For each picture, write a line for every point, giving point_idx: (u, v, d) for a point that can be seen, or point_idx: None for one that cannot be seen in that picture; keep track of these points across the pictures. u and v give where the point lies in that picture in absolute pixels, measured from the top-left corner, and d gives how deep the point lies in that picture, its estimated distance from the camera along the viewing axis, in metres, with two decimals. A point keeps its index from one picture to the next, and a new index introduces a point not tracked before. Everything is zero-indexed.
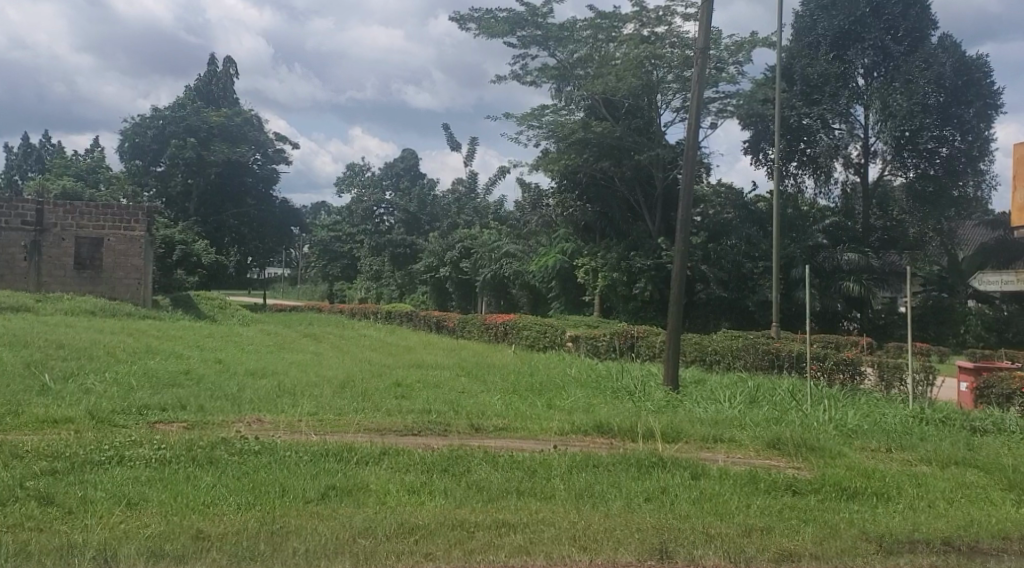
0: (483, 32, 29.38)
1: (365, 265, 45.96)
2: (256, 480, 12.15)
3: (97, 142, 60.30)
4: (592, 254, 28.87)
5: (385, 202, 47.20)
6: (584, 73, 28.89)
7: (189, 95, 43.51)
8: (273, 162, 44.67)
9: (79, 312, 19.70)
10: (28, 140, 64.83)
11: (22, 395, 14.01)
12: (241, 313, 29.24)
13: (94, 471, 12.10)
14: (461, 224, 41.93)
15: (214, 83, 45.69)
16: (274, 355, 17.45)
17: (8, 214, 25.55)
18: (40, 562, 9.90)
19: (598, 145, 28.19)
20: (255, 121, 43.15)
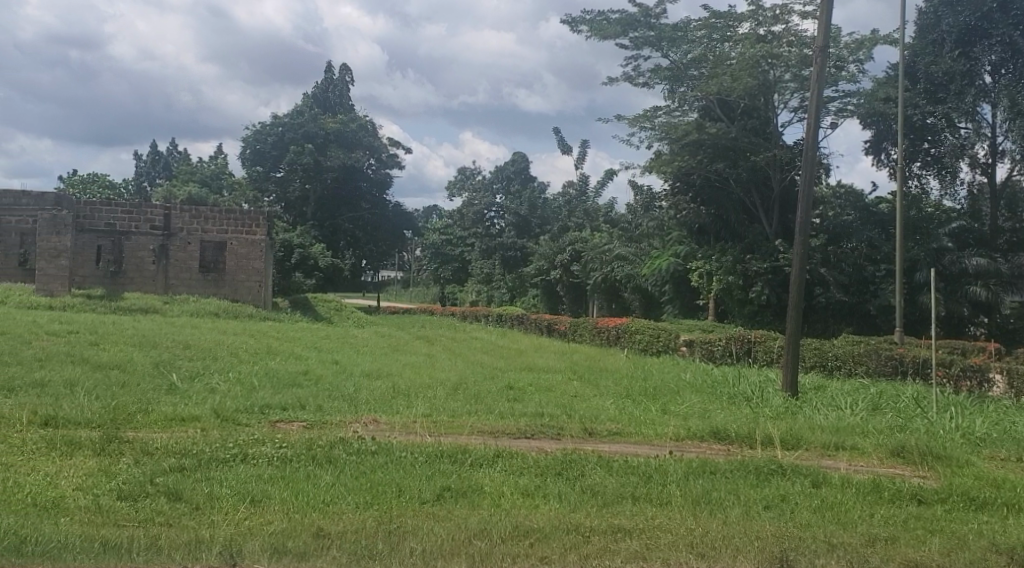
0: (594, 34, 29.38)
1: (475, 268, 46.05)
2: (373, 480, 12.36)
3: (219, 150, 62.38)
4: (705, 257, 28.55)
5: (495, 205, 47.54)
6: (698, 73, 28.66)
7: (306, 102, 44.56)
8: (386, 167, 45.31)
9: (207, 314, 20.33)
10: (154, 148, 67.63)
11: (151, 394, 14.52)
12: (356, 316, 29.74)
13: (219, 469, 12.48)
14: (571, 226, 41.77)
15: (330, 91, 46.74)
16: (388, 358, 17.65)
17: (138, 220, 26.50)
18: (169, 555, 10.13)
19: (713, 146, 27.85)
20: (370, 127, 43.87)
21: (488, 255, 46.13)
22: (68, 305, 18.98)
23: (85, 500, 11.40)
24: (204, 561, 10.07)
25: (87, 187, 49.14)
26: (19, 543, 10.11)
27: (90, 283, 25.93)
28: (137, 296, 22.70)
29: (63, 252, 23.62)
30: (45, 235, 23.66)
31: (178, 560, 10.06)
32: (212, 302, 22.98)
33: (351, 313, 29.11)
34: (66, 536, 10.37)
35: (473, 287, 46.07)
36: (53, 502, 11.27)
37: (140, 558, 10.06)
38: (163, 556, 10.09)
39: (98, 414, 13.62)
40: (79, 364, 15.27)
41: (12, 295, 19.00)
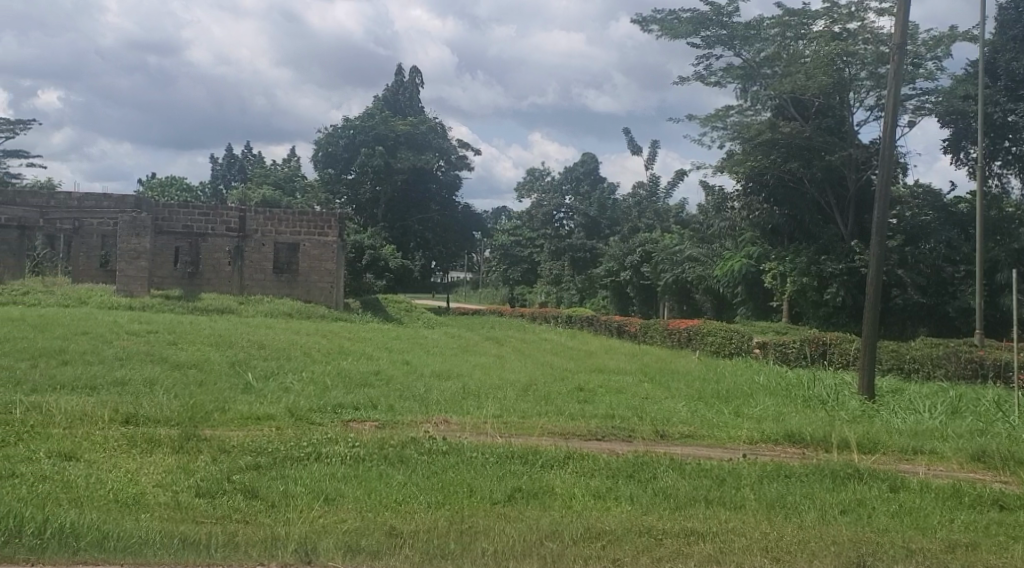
0: (666, 34, 29.26)
1: (545, 269, 46.28)
2: (444, 480, 12.42)
3: (292, 153, 63.32)
4: (779, 259, 27.79)
5: (565, 207, 47.50)
6: (772, 72, 28.39)
7: (377, 105, 45.03)
8: (454, 169, 45.69)
9: (282, 314, 20.65)
10: (229, 151, 68.97)
11: (228, 393, 14.79)
12: (426, 316, 29.92)
13: (294, 467, 12.66)
14: (641, 227, 41.50)
15: (401, 93, 47.14)
16: (458, 358, 17.73)
17: (215, 221, 26.98)
18: (246, 551, 10.17)
19: (787, 145, 27.47)
20: (439, 129, 44.15)
21: (558, 256, 46.16)
22: (148, 305, 19.41)
23: (164, 497, 11.60)
24: (280, 558, 10.13)
25: (164, 190, 50.29)
26: (101, 537, 10.18)
27: (169, 284, 26.59)
28: (215, 297, 23.12)
29: (142, 254, 24.17)
30: (126, 237, 24.25)
31: (255, 556, 10.10)
32: (287, 302, 23.30)
33: (422, 313, 29.35)
34: (147, 532, 10.46)
35: (543, 289, 46.15)
36: (134, 497, 11.48)
37: (218, 554, 10.09)
38: (240, 552, 10.15)
39: (177, 412, 13.90)
40: (159, 363, 15.61)
41: (94, 295, 19.49)
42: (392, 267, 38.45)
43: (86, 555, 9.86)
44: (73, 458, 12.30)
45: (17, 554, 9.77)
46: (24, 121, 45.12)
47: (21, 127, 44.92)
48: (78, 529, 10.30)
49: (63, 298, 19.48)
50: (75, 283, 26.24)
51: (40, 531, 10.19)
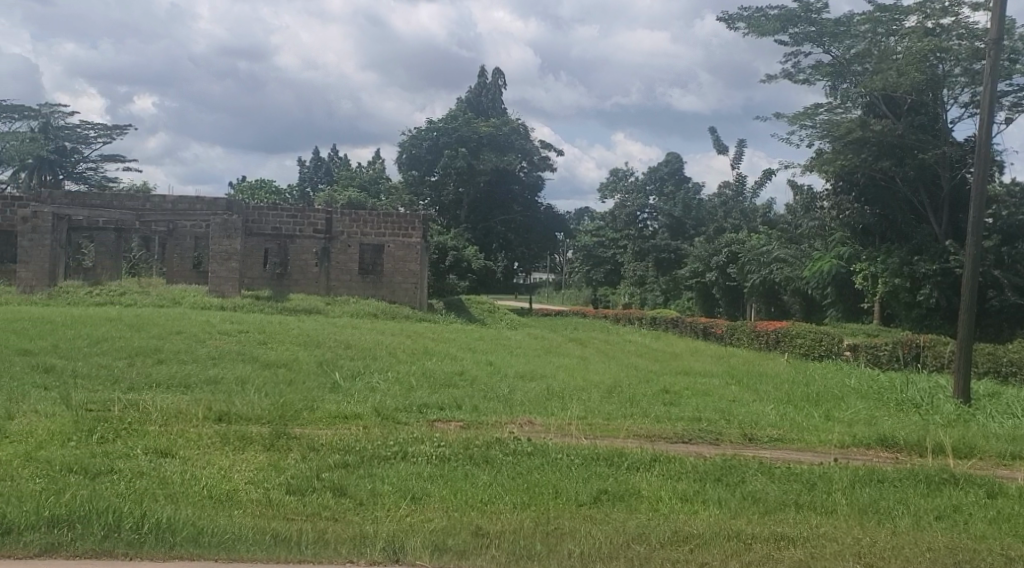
0: (752, 31, 28.90)
1: (628, 270, 45.87)
2: (529, 481, 12.42)
3: (377, 155, 63.99)
4: (871, 258, 27.64)
5: (648, 207, 47.12)
6: (862, 69, 27.87)
7: (460, 107, 45.34)
8: (538, 170, 45.40)
9: (367, 314, 20.92)
10: (316, 154, 70.06)
11: (316, 392, 15.02)
12: (509, 317, 29.99)
13: (381, 466, 12.78)
14: (727, 228, 40.85)
15: (484, 95, 47.36)
16: (542, 359, 17.74)
17: (302, 223, 27.49)
18: (335, 548, 10.25)
19: (878, 144, 26.92)
20: (522, 130, 44.23)
21: (642, 257, 45.68)
22: (238, 306, 19.81)
23: (256, 493, 11.79)
24: (368, 556, 10.15)
25: (254, 193, 51.35)
26: (197, 532, 10.30)
27: (258, 285, 27.21)
28: (305, 297, 23.51)
29: (233, 255, 24.69)
30: (217, 238, 24.78)
31: (345, 552, 10.18)
32: (375, 303, 23.56)
33: (505, 313, 29.49)
34: (240, 528, 10.58)
35: (627, 290, 45.79)
36: (227, 494, 11.67)
37: (309, 551, 10.16)
38: (330, 549, 10.19)
39: (267, 410, 14.15)
40: (249, 362, 15.92)
41: (187, 296, 19.95)
42: (475, 268, 38.75)
43: (182, 550, 9.98)
44: (168, 455, 12.58)
45: (116, 548, 9.93)
46: (119, 127, 46.60)
47: (117, 134, 46.37)
48: (174, 523, 10.43)
49: (158, 299, 20.00)
50: (169, 283, 26.83)
51: (138, 525, 10.34)
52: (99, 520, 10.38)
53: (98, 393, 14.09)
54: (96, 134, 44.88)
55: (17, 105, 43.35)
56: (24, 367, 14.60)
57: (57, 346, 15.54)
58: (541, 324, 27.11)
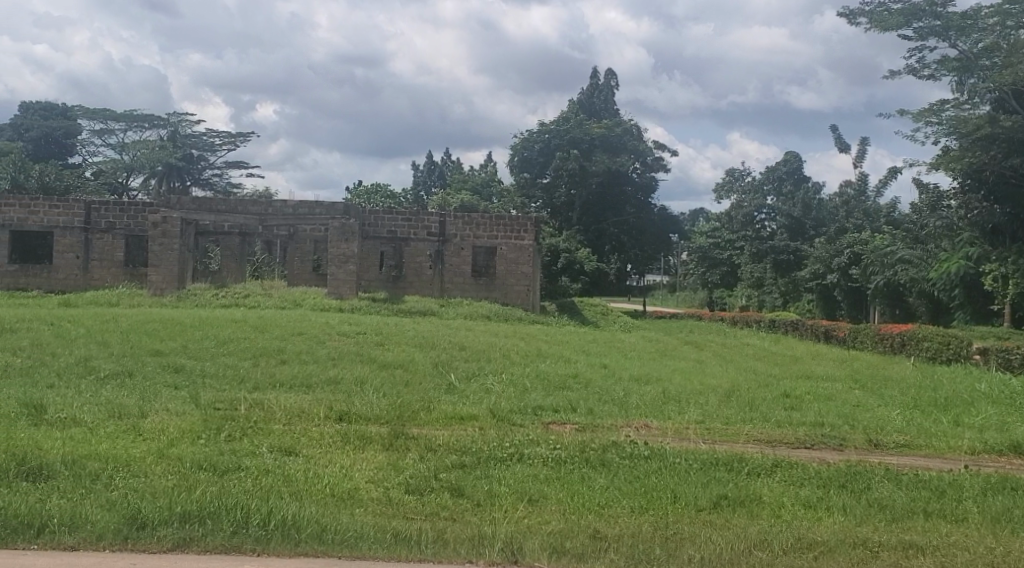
0: (874, 27, 28.23)
1: (745, 272, 44.54)
2: (647, 485, 12.31)
3: (490, 158, 64.38)
4: (1000, 259, 26.65)
5: (766, 207, 45.80)
6: (991, 63, 26.97)
7: (573, 108, 45.40)
8: (651, 171, 44.76)
9: (481, 317, 21.09)
10: (430, 157, 70.89)
11: (432, 393, 15.19)
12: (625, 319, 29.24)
13: (497, 467, 12.85)
14: (849, 228, 39.56)
15: (596, 96, 47.26)
16: (658, 362, 17.60)
17: (417, 226, 27.98)
18: (454, 548, 10.29)
19: (1008, 140, 26.01)
20: (635, 131, 43.93)
21: (760, 258, 44.35)
22: (356, 307, 20.21)
23: (376, 492, 11.96)
24: (487, 557, 10.14)
25: (369, 197, 52.23)
26: (320, 530, 10.46)
27: (375, 287, 27.76)
28: (423, 300, 23.77)
29: (351, 258, 25.13)
30: (336, 242, 25.29)
31: (463, 553, 10.20)
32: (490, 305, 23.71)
33: (621, 315, 29.32)
34: (363, 527, 10.72)
35: (743, 292, 44.56)
36: (349, 493, 11.86)
37: (428, 550, 10.21)
38: (450, 549, 10.24)
39: (386, 410, 14.36)
40: (367, 362, 16.22)
41: (308, 298, 20.43)
42: (588, 271, 38.69)
43: (307, 547, 10.14)
44: (292, 454, 12.88)
45: (244, 543, 10.13)
46: (243, 134, 48.08)
47: (240, 140, 47.82)
48: (299, 521, 10.59)
49: (280, 301, 20.52)
50: (290, 287, 27.44)
51: (265, 521, 10.52)
52: (227, 516, 10.59)
53: (225, 392, 14.51)
54: (221, 141, 46.40)
55: (147, 115, 45.11)
56: (156, 367, 15.14)
57: (186, 346, 16.09)
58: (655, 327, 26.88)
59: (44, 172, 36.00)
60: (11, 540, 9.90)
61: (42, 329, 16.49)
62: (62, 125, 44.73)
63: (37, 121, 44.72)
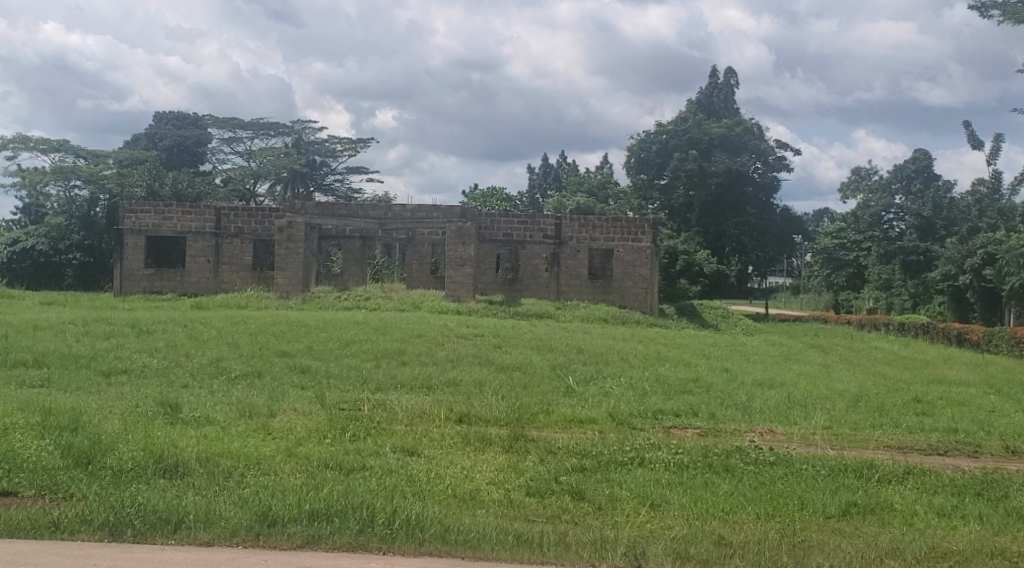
0: (1007, 19, 27.10)
1: (872, 274, 43.41)
2: (773, 492, 12.06)
3: (605, 160, 64.29)
4: None
5: (894, 207, 43.78)
6: None
7: (691, 108, 45.05)
8: (772, 170, 43.71)
9: (598, 319, 21.06)
10: (544, 160, 71.23)
11: (551, 396, 15.20)
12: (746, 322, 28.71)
13: (618, 471, 12.74)
14: (981, 227, 37.94)
15: (716, 95, 46.80)
16: (781, 367, 17.24)
17: (533, 229, 28.13)
18: (577, 552, 10.17)
19: None
20: (757, 130, 43.17)
21: (888, 259, 42.96)
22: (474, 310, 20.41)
23: (498, 494, 11.99)
24: (610, 561, 10.00)
25: (485, 200, 52.64)
26: (443, 530, 10.50)
27: (492, 290, 28.10)
28: (542, 302, 23.86)
29: (468, 261, 25.33)
30: (453, 245, 25.52)
31: (586, 557, 10.08)
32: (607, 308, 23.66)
33: (742, 318, 28.81)
34: (486, 528, 10.72)
35: (870, 294, 43.37)
36: (470, 494, 11.91)
37: (551, 553, 10.11)
38: (572, 552, 10.14)
39: (505, 412, 14.40)
40: (485, 364, 16.35)
41: (427, 300, 20.72)
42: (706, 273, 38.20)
43: (430, 546, 10.19)
44: (414, 454, 13.03)
45: (370, 542, 10.24)
46: (363, 139, 49.04)
47: (361, 146, 48.83)
48: (423, 521, 10.65)
49: (400, 304, 20.84)
50: (409, 289, 27.87)
51: (390, 521, 10.60)
52: (354, 515, 10.73)
53: (350, 392, 14.82)
54: (342, 147, 47.47)
55: (272, 122, 46.45)
56: (283, 367, 15.56)
57: (311, 347, 16.48)
58: (779, 330, 26.29)
59: (177, 179, 37.42)
60: (150, 534, 10.13)
61: (176, 330, 17.13)
62: (194, 134, 46.45)
63: (170, 131, 46.60)
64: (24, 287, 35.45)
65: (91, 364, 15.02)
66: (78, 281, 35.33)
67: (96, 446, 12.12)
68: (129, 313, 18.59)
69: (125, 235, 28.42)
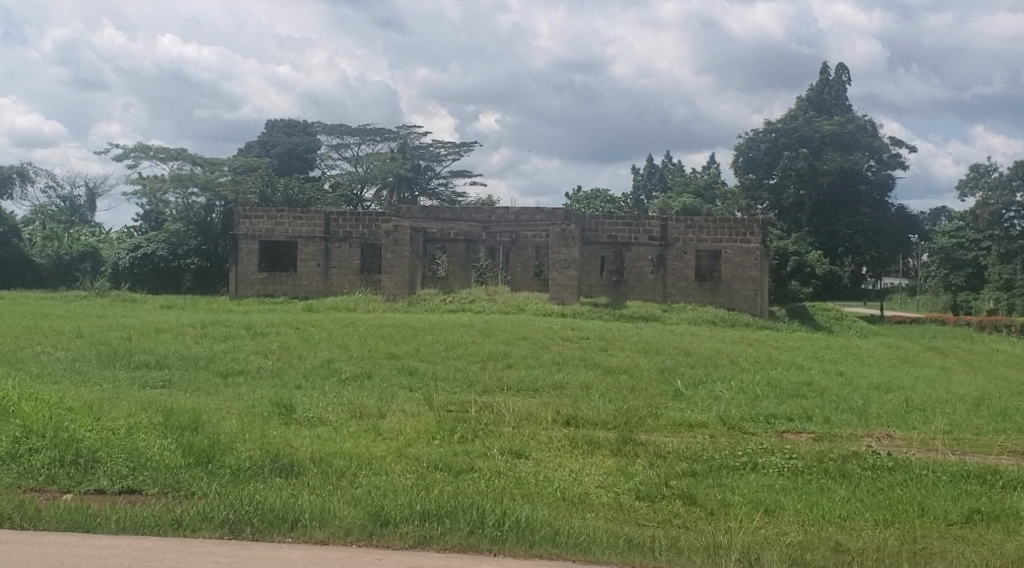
0: None
1: (993, 274, 41.98)
2: (892, 497, 11.73)
3: (712, 160, 63.35)
4: None
5: (1015, 204, 42.07)
6: None
7: (803, 106, 44.18)
8: (888, 168, 42.48)
9: (704, 321, 20.85)
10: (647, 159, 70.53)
11: (660, 399, 15.08)
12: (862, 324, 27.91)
13: (731, 476, 12.54)
14: None
15: (827, 92, 45.81)
16: (898, 369, 16.82)
17: (638, 231, 28.02)
18: (690, 556, 10.00)
19: None
20: (870, 126, 41.24)
21: (1010, 259, 41.79)
22: (579, 313, 20.42)
23: (607, 497, 11.88)
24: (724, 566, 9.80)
25: (590, 202, 52.66)
26: (554, 532, 10.45)
27: (596, 292, 28.08)
28: (648, 305, 23.79)
29: (572, 263, 25.32)
30: (557, 247, 25.49)
31: (700, 562, 9.90)
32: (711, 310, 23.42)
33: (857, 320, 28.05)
34: (596, 531, 10.63)
35: (992, 295, 41.87)
36: (580, 497, 11.83)
37: (663, 558, 9.96)
38: (684, 557, 9.97)
39: (612, 416, 14.33)
40: (592, 367, 16.32)
41: (531, 303, 20.74)
42: (819, 274, 37.57)
43: (541, 549, 10.14)
44: (522, 456, 13.04)
45: (481, 543, 10.25)
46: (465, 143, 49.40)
47: (465, 150, 49.14)
48: (533, 523, 10.62)
49: (504, 306, 20.94)
50: (513, 291, 28.07)
51: (500, 522, 10.62)
52: (465, 516, 10.76)
53: (457, 395, 14.94)
54: (446, 151, 47.96)
55: (379, 129, 47.14)
56: (391, 369, 15.77)
57: (418, 350, 16.68)
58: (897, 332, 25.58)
59: (288, 185, 38.71)
60: (268, 533, 10.32)
61: (288, 332, 17.51)
62: (303, 141, 47.42)
63: (281, 138, 47.70)
64: (146, 291, 36.26)
65: (209, 365, 15.47)
66: (196, 285, 36.21)
67: (215, 445, 12.42)
68: (244, 316, 19.05)
69: (240, 240, 29.07)
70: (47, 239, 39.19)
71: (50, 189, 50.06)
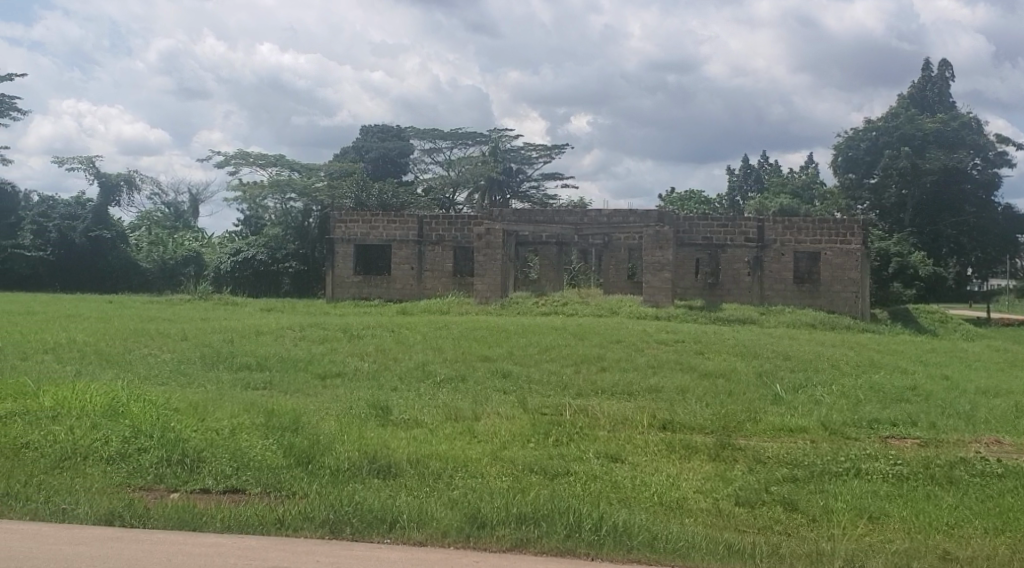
0: None
1: None
2: (1003, 505, 11.35)
3: (807, 160, 62.15)
4: None
5: None
6: None
7: (902, 103, 43.14)
8: (993, 166, 41.30)
9: (803, 324, 20.51)
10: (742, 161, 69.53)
11: (758, 403, 14.86)
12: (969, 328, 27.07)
13: (833, 482, 12.27)
14: None
15: (929, 89, 44.68)
16: (1009, 374, 16.29)
17: (734, 233, 27.74)
18: (792, 563, 9.81)
19: None
20: (974, 123, 40.35)
21: None
22: (677, 316, 20.27)
23: (705, 502, 11.73)
24: None
25: (682, 204, 52.29)
26: (651, 537, 10.34)
27: (691, 294, 28.11)
28: (746, 308, 23.50)
29: (665, 265, 25.10)
30: (650, 250, 25.36)
31: None
32: (806, 313, 23.06)
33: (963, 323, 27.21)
34: (694, 536, 10.50)
35: None
36: (677, 502, 11.69)
37: (765, 564, 9.79)
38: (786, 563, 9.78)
39: (710, 420, 14.17)
40: (688, 371, 16.17)
41: (624, 306, 20.62)
42: (923, 275, 36.70)
43: (640, 553, 10.05)
44: (618, 460, 12.96)
45: (578, 547, 10.19)
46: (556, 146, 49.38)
47: (556, 152, 49.14)
48: (631, 527, 10.54)
49: (598, 309, 20.88)
50: (606, 294, 28.02)
51: (597, 526, 10.56)
52: (562, 519, 10.73)
53: (551, 398, 14.94)
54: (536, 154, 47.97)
55: (470, 132, 47.45)
56: (486, 372, 15.85)
57: (512, 353, 16.74)
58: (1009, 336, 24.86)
59: (383, 190, 39.72)
60: (367, 533, 10.44)
61: (385, 335, 17.74)
62: (396, 145, 48.03)
63: (376, 143, 48.35)
64: (246, 294, 37.25)
65: (308, 367, 15.76)
66: (294, 288, 37.13)
67: (315, 446, 12.62)
68: (343, 319, 19.38)
69: (336, 243, 29.57)
70: (153, 244, 40.41)
71: (151, 195, 51.68)
